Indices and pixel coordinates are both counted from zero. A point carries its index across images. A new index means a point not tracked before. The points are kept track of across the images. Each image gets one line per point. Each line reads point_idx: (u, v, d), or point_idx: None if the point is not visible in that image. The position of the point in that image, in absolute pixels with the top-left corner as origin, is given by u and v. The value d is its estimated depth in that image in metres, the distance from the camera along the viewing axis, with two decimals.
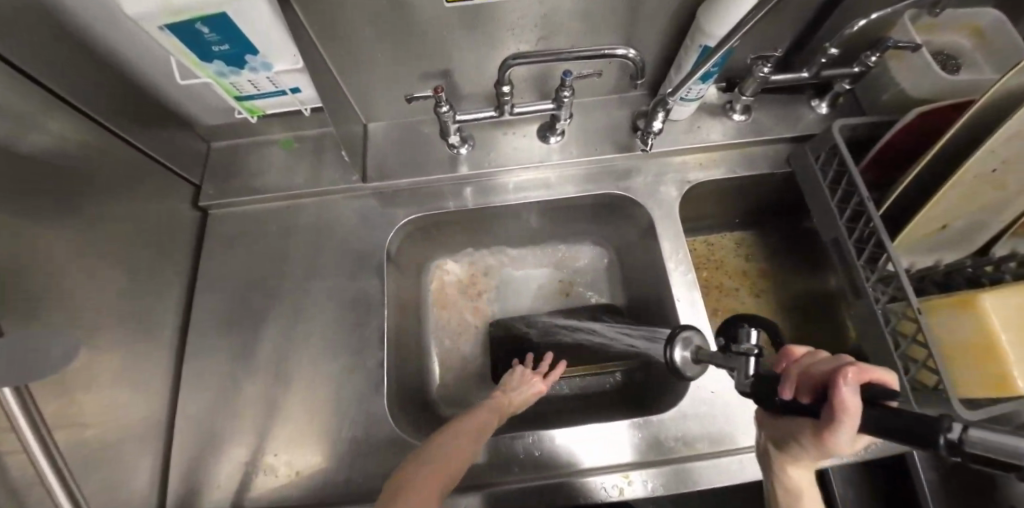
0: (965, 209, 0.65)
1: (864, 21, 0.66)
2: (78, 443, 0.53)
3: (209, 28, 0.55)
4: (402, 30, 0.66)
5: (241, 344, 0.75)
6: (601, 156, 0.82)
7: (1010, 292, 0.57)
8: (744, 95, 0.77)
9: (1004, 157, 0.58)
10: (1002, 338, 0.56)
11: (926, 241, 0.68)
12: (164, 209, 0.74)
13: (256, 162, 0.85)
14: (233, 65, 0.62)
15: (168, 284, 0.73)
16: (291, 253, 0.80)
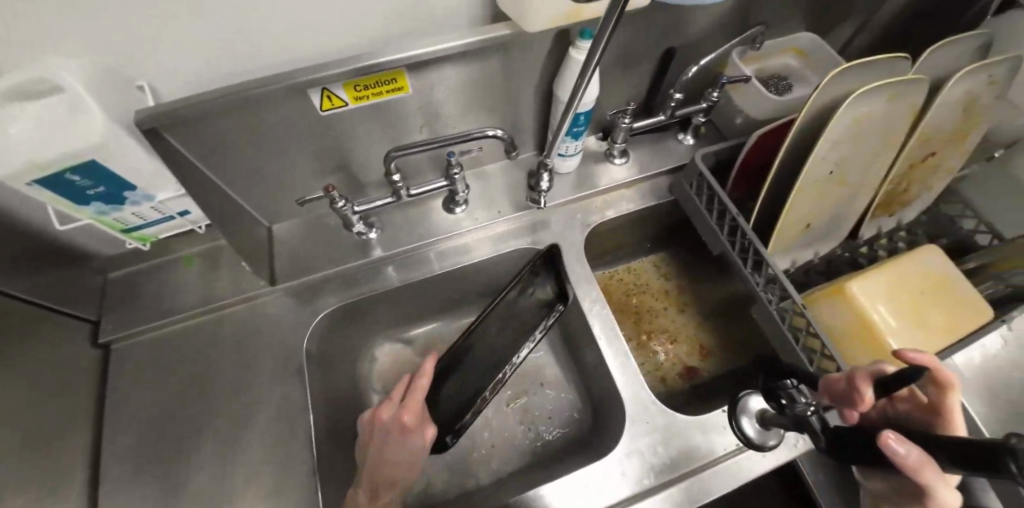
0: (822, 207, 0.72)
1: (695, 68, 0.76)
2: None
3: (81, 175, 0.55)
4: (287, 139, 0.68)
5: (162, 488, 0.68)
6: (506, 215, 0.87)
7: (870, 278, 0.63)
8: (617, 143, 0.86)
9: (837, 162, 0.65)
10: (875, 322, 0.62)
11: (799, 239, 0.75)
12: (59, 358, 0.69)
13: (160, 285, 0.82)
14: (112, 202, 0.62)
15: (71, 435, 0.67)
16: (210, 371, 0.77)
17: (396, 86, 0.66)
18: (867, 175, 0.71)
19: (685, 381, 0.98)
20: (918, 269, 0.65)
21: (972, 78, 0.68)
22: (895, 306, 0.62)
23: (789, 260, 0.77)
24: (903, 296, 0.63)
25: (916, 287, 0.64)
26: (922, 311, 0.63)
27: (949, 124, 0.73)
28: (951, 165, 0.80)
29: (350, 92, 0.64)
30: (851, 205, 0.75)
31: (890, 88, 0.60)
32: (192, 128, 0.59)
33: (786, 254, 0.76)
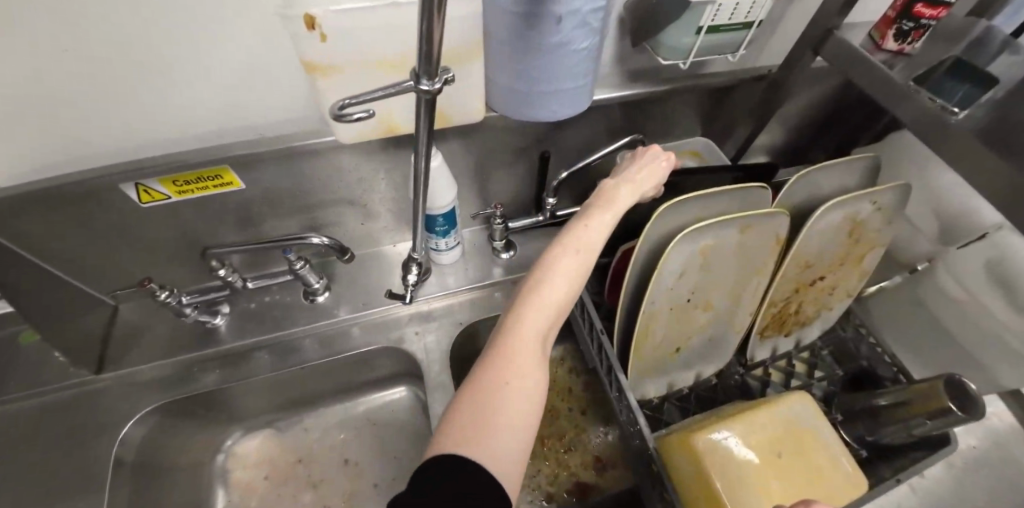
0: (687, 331, 0.65)
1: (566, 173, 0.71)
2: None
3: None
4: (109, 228, 0.63)
5: None
6: (375, 307, 0.81)
7: (718, 429, 0.55)
8: (495, 240, 0.81)
9: (689, 288, 0.60)
10: (717, 485, 0.51)
11: (669, 364, 0.68)
12: None
13: None
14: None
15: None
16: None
17: (225, 181, 0.62)
18: (737, 300, 0.65)
19: (575, 500, 0.86)
20: (776, 419, 0.58)
21: (855, 204, 0.61)
22: (743, 468, 0.53)
23: (663, 384, 0.70)
24: (757, 453, 0.54)
25: (773, 442, 0.56)
26: (777, 473, 0.54)
27: (837, 249, 0.65)
28: (850, 288, 0.72)
29: (171, 186, 0.60)
30: (727, 329, 0.68)
31: (731, 220, 0.55)
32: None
33: (654, 379, 0.68)
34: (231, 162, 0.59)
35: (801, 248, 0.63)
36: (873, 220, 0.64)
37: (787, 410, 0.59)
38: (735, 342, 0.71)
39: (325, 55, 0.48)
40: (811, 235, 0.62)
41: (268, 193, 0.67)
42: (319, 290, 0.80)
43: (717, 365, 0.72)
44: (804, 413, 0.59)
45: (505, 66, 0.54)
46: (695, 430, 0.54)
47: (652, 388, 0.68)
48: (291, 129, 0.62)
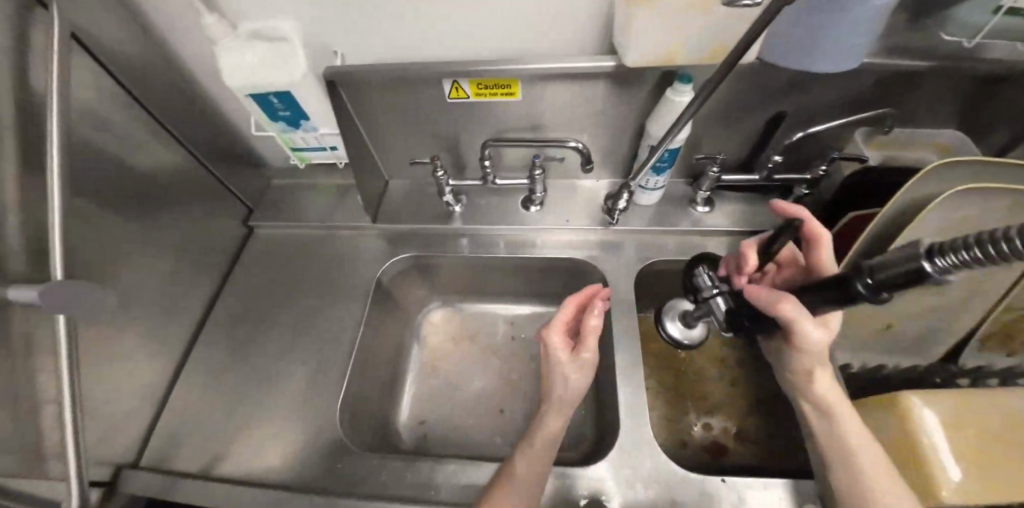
0: (905, 310, 0.65)
1: (803, 133, 0.73)
2: (90, 384, 0.67)
3: (279, 100, 0.77)
4: (415, 110, 0.83)
5: (240, 341, 0.87)
6: (574, 227, 0.92)
7: (935, 395, 0.56)
8: (701, 191, 0.87)
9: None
10: (925, 442, 0.53)
11: (872, 341, 0.68)
12: (217, 224, 0.93)
13: (298, 199, 1.03)
14: (288, 124, 0.83)
15: (199, 286, 0.89)
16: (305, 277, 0.94)
17: (508, 90, 0.78)
18: (970, 291, 0.63)
19: (710, 455, 0.88)
20: (1005, 411, 0.55)
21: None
22: (959, 436, 0.53)
23: (857, 359, 0.69)
24: (976, 434, 0.54)
25: (997, 429, 0.54)
26: (999, 457, 0.53)
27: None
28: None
29: (473, 87, 0.77)
30: (948, 322, 0.66)
31: (1005, 197, 0.54)
32: (354, 86, 0.77)
33: (851, 353, 0.69)
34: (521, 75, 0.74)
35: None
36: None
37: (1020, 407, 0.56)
38: (952, 341, 0.68)
39: None
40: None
41: (529, 109, 0.81)
42: (537, 199, 0.94)
43: (923, 361, 0.70)
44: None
45: (802, 18, 0.58)
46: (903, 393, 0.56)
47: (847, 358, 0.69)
48: (569, 54, 0.75)
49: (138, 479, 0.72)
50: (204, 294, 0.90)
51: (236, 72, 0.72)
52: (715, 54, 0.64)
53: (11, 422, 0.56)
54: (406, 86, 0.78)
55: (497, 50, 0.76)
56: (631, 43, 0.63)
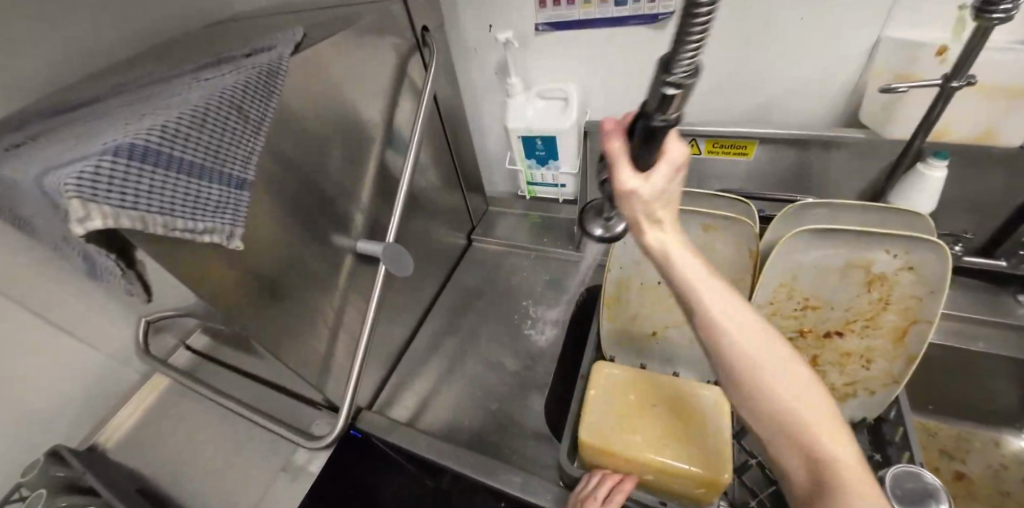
0: (662, 313, 0.63)
1: None
2: (306, 343, 0.57)
3: (542, 142, 0.73)
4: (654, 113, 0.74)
5: (453, 359, 0.76)
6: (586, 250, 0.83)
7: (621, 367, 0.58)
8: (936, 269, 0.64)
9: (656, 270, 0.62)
10: (593, 393, 0.55)
11: (639, 347, 0.65)
12: (450, 234, 0.85)
13: (507, 230, 0.92)
14: (539, 163, 0.77)
15: (432, 277, 0.81)
16: (504, 284, 0.85)
17: (740, 151, 0.67)
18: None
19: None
20: (677, 394, 0.54)
21: (856, 245, 0.50)
22: (628, 399, 0.54)
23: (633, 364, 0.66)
24: (651, 421, 0.52)
25: (669, 417, 0.52)
26: (672, 445, 0.50)
27: (853, 305, 0.52)
28: (893, 370, 0.52)
29: (708, 146, 0.68)
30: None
31: (690, 214, 0.56)
32: (608, 146, 0.73)
33: (618, 352, 0.66)
34: (764, 140, 0.64)
35: (791, 276, 0.53)
36: (901, 281, 0.50)
37: (698, 398, 0.54)
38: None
39: (928, 69, 0.52)
40: (796, 263, 0.52)
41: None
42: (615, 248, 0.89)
43: (698, 377, 0.63)
44: (716, 409, 0.52)
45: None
46: (588, 394, 0.55)
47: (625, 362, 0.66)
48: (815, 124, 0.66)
49: (374, 419, 0.65)
50: (436, 281, 0.83)
51: (519, 116, 0.72)
52: (989, 136, 0.53)
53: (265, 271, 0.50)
54: None
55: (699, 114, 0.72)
56: (894, 114, 0.57)
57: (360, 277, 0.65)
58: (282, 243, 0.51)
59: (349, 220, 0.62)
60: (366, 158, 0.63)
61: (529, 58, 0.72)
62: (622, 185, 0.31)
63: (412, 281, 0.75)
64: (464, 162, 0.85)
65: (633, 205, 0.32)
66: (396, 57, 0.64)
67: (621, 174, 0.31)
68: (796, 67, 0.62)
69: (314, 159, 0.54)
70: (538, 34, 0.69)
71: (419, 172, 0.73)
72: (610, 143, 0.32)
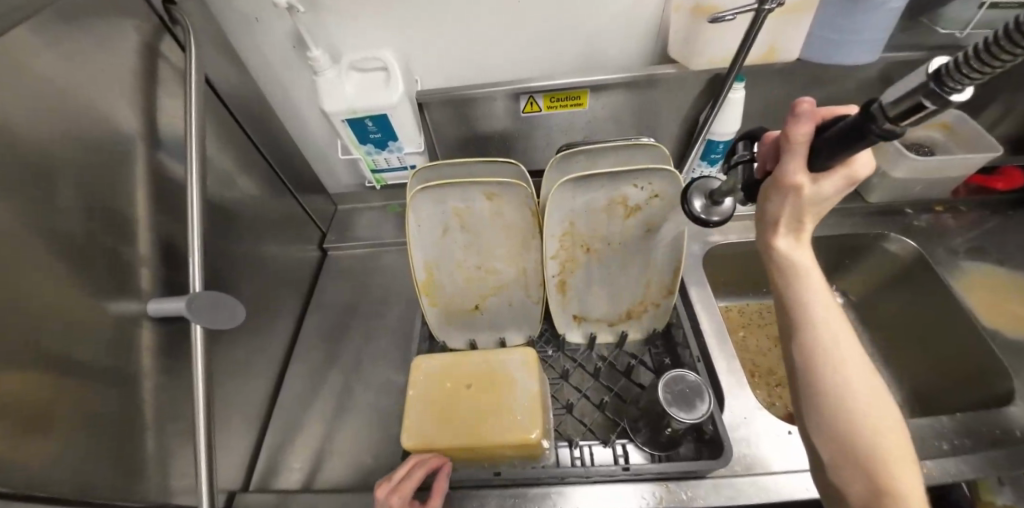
0: (473, 285, 0.57)
1: None
2: (124, 446, 0.43)
3: (373, 123, 0.63)
4: (483, 74, 0.67)
5: (339, 390, 0.66)
6: None
7: (438, 353, 0.49)
8: None
9: (457, 246, 0.55)
10: (411, 394, 0.46)
11: (466, 324, 0.59)
12: (298, 250, 0.72)
13: (366, 228, 0.82)
14: (377, 148, 0.66)
15: (288, 307, 0.69)
16: (377, 290, 0.76)
17: (577, 101, 0.65)
18: (521, 266, 0.55)
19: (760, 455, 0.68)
20: (488, 366, 0.47)
21: (609, 185, 0.48)
22: (444, 389, 0.46)
23: (464, 341, 0.60)
24: (466, 405, 0.45)
25: (482, 393, 0.45)
26: (493, 421, 0.43)
27: (631, 240, 0.52)
28: (667, 283, 0.55)
29: (548, 101, 0.65)
30: (528, 301, 0.57)
31: (466, 183, 0.49)
32: (452, 113, 0.66)
33: (447, 335, 0.59)
34: (595, 87, 0.63)
35: (572, 219, 0.51)
36: (653, 209, 0.50)
37: (504, 362, 0.47)
38: (539, 313, 0.57)
39: None
40: (570, 210, 0.51)
41: (478, 132, 0.69)
42: None
43: (523, 334, 0.59)
44: (526, 368, 0.46)
45: (807, 19, 0.54)
46: (405, 398, 0.46)
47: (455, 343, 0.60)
48: (635, 67, 0.67)
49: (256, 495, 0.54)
50: (295, 310, 0.70)
51: (331, 98, 0.60)
52: (774, 52, 0.57)
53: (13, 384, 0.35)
54: (489, 98, 0.64)
55: (531, 70, 0.67)
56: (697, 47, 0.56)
57: (181, 341, 0.51)
58: (21, 351, 0.35)
59: (138, 280, 0.47)
60: (134, 191, 0.47)
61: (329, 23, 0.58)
62: (787, 177, 0.33)
63: (258, 322, 0.62)
64: (287, 161, 0.71)
65: (789, 203, 0.34)
66: (132, 46, 0.47)
67: (791, 165, 0.33)
68: (603, 9, 0.60)
69: (41, 215, 0.38)
70: None
71: (226, 190, 0.58)
72: (795, 127, 0.32)
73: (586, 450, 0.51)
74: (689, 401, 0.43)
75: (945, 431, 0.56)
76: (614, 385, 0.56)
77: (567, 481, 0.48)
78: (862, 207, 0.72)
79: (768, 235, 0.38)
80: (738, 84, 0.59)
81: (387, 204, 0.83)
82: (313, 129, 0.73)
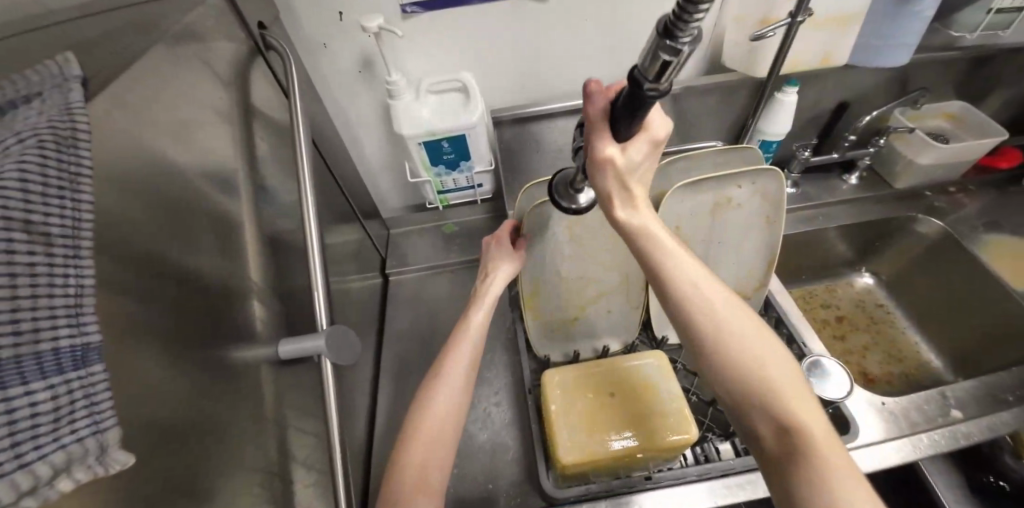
0: (574, 296, 0.57)
1: (869, 115, 0.72)
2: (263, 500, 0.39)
3: (448, 143, 0.62)
4: (547, 88, 0.68)
5: None
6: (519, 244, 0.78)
7: (570, 366, 0.48)
8: (791, 175, 0.78)
9: (563, 259, 0.55)
10: (554, 410, 0.45)
11: (567, 337, 0.59)
12: (364, 277, 0.70)
13: (423, 249, 0.80)
14: (448, 168, 0.66)
15: (364, 338, 0.66)
16: (446, 311, 0.74)
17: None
18: (622, 272, 0.56)
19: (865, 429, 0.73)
20: (626, 376, 0.47)
21: (717, 189, 0.52)
22: (590, 402, 0.45)
23: (563, 353, 0.59)
24: (616, 416, 0.44)
25: (628, 402, 0.45)
26: (647, 427, 0.43)
27: (733, 241, 0.55)
28: (759, 275, 0.57)
29: None
30: (627, 307, 0.58)
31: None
32: (520, 130, 0.67)
33: (548, 349, 0.59)
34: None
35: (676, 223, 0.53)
36: (755, 209, 0.53)
37: (640, 368, 0.47)
38: (639, 318, 0.58)
39: None
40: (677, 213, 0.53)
41: (542, 146, 0.70)
42: None
43: (621, 342, 0.60)
44: (663, 373, 0.47)
45: (856, 26, 0.60)
46: (547, 414, 0.45)
47: (556, 356, 0.59)
48: (687, 76, 0.71)
49: None
50: (371, 341, 0.68)
51: (408, 121, 0.60)
52: (829, 58, 0.63)
53: (184, 443, 0.31)
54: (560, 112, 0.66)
55: (591, 85, 0.70)
56: (764, 58, 0.61)
57: (296, 383, 0.48)
58: (186, 412, 0.32)
59: (257, 321, 0.44)
60: (243, 229, 0.44)
61: (407, 49, 0.59)
62: (596, 151, 0.34)
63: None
64: (349, 187, 0.69)
65: (608, 176, 0.35)
66: (233, 75, 0.45)
67: (600, 140, 0.34)
68: (665, 24, 0.63)
69: (185, 263, 0.35)
70: (405, 17, 0.56)
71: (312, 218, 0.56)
72: (591, 104, 0.33)
73: (712, 446, 0.51)
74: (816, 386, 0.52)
75: (1006, 384, 0.62)
76: (717, 380, 0.58)
77: (711, 476, 0.48)
78: (890, 191, 0.80)
79: (607, 209, 0.37)
80: (792, 88, 0.64)
81: (440, 224, 0.81)
82: (369, 154, 0.72)
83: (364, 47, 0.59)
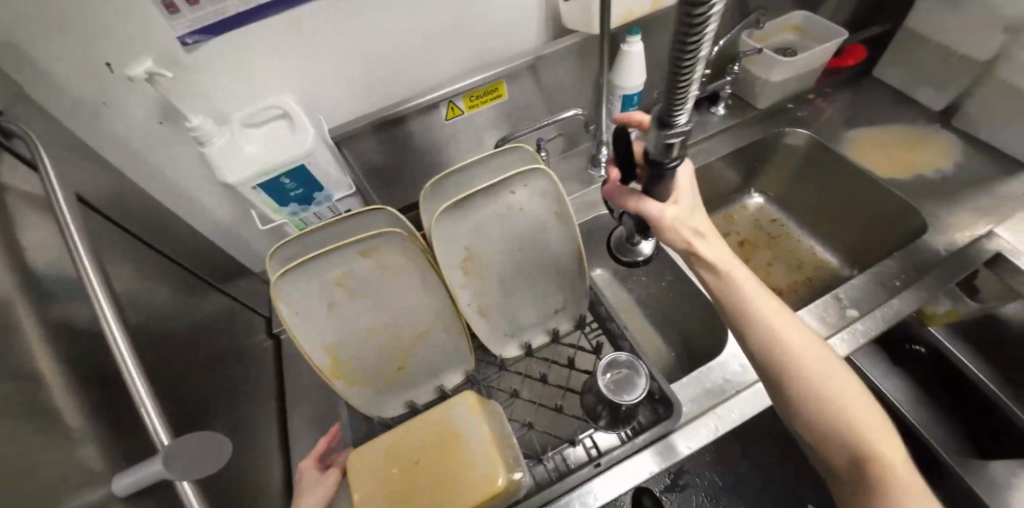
0: (382, 347, 0.56)
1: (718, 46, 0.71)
2: None
3: (291, 178, 0.55)
4: (392, 91, 0.62)
5: None
6: None
7: (378, 440, 0.49)
8: None
9: (361, 312, 0.54)
10: (360, 496, 0.45)
11: (395, 387, 0.59)
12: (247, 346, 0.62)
13: None
14: (302, 204, 0.59)
15: (263, 415, 0.59)
16: None
17: (495, 94, 0.65)
18: (430, 310, 0.57)
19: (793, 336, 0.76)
20: (439, 428, 0.50)
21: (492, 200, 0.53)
22: (400, 472, 0.47)
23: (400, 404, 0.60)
24: (429, 476, 0.47)
25: (435, 458, 0.48)
26: (456, 481, 0.46)
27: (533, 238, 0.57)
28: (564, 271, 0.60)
29: (467, 101, 0.63)
30: (452, 337, 0.59)
31: (336, 250, 0.49)
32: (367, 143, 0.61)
33: (382, 408, 0.59)
34: (510, 75, 0.63)
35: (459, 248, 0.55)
36: (536, 207, 0.56)
37: (450, 415, 0.51)
38: (467, 346, 0.60)
39: None
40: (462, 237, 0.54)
41: (404, 151, 0.65)
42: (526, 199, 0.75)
43: (461, 373, 0.62)
44: (471, 412, 0.51)
45: None
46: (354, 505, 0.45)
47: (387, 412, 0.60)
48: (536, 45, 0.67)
49: None
50: (272, 410, 0.61)
51: (232, 164, 0.52)
52: (658, 2, 0.61)
53: None
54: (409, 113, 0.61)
55: (441, 77, 0.64)
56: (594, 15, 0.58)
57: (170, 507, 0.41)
58: None
59: (90, 459, 0.36)
60: (40, 357, 0.36)
61: (207, 85, 0.51)
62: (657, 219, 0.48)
63: (240, 447, 0.52)
64: (195, 254, 0.60)
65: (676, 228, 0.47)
66: None
67: (651, 208, 0.48)
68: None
69: None
70: (188, 50, 0.47)
71: (144, 306, 0.47)
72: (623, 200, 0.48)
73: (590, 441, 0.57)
74: (627, 384, 0.53)
75: (894, 270, 0.65)
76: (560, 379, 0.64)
77: (596, 476, 0.53)
78: (755, 110, 0.82)
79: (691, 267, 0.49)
80: (635, 37, 0.63)
81: None
82: (217, 210, 0.63)
83: (153, 96, 0.50)
